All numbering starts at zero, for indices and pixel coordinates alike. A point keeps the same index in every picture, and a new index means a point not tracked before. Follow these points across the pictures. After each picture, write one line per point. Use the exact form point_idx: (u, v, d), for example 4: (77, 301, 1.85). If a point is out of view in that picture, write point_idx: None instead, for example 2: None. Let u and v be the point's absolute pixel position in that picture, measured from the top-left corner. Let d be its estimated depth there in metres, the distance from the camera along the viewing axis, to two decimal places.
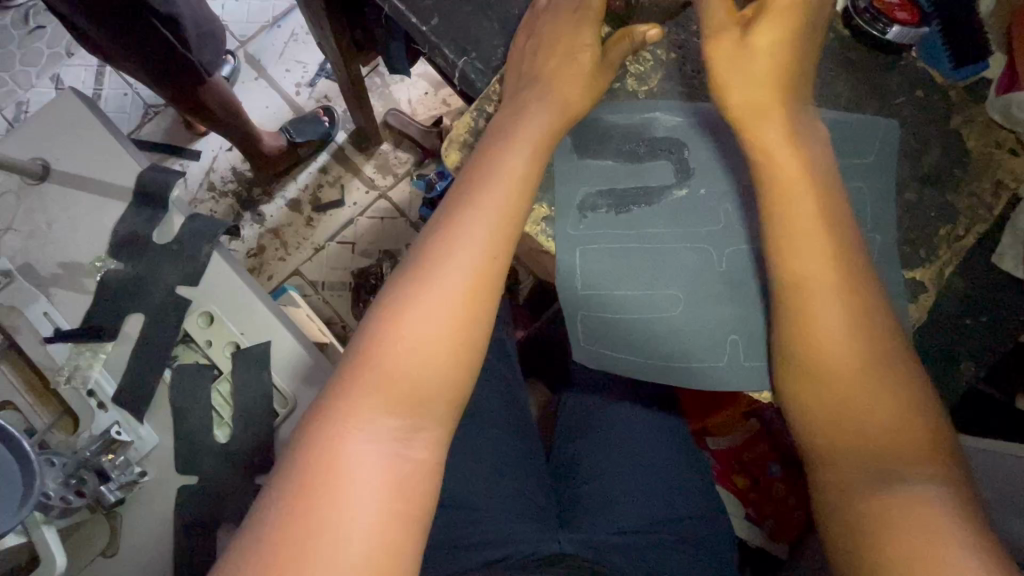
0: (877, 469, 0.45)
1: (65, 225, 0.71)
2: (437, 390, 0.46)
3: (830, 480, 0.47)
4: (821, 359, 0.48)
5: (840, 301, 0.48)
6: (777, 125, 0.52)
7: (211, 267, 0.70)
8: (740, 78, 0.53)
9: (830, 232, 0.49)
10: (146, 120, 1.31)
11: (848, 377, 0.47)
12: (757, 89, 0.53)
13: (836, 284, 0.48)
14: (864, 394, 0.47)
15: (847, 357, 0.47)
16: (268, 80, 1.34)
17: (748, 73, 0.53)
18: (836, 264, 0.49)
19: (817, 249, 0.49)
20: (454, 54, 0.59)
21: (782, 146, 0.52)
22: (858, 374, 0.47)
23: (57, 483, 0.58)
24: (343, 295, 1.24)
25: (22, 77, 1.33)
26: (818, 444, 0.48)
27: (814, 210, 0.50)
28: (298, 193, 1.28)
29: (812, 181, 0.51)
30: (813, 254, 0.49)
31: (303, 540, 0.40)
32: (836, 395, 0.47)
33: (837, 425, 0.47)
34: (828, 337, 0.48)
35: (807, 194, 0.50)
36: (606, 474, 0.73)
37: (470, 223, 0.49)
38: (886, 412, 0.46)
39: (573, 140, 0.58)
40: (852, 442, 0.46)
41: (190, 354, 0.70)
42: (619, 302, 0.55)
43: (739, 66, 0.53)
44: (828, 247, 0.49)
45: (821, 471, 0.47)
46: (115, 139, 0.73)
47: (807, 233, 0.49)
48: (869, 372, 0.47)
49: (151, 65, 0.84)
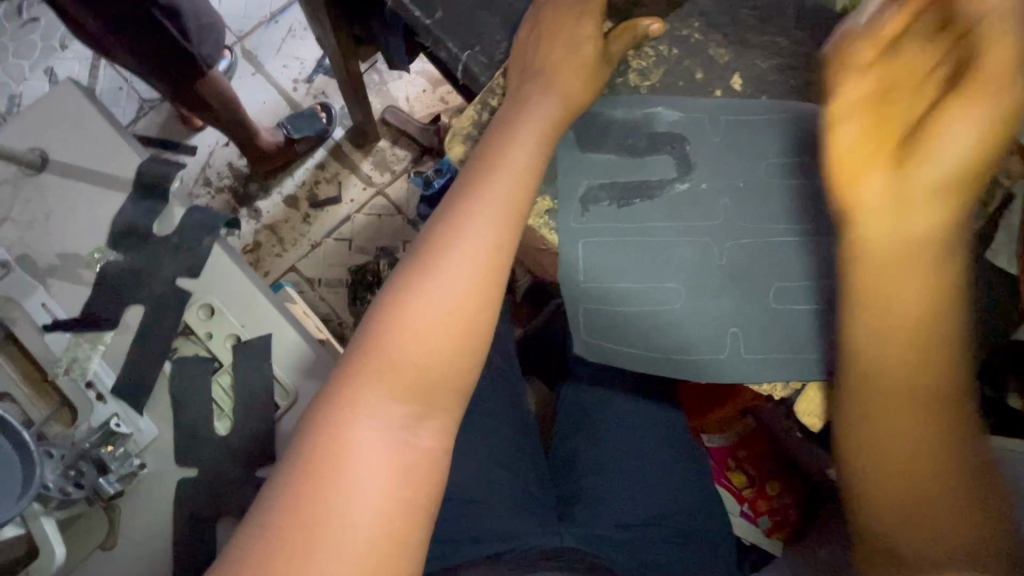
0: (921, 487, 0.45)
1: (61, 216, 0.71)
2: (446, 380, 0.46)
3: (878, 498, 0.46)
4: (877, 380, 0.47)
5: (905, 337, 0.47)
6: (921, 210, 0.47)
7: (211, 260, 0.70)
8: (989, 88, 0.45)
9: (894, 335, 0.47)
10: (142, 114, 1.31)
11: (900, 392, 0.46)
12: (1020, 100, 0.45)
13: (908, 326, 0.47)
14: (915, 413, 0.46)
15: (900, 376, 0.46)
16: (265, 75, 1.34)
17: (1009, 72, 0.45)
18: (911, 313, 0.47)
19: (873, 348, 0.47)
20: (456, 48, 0.60)
21: (866, 243, 0.49)
22: (912, 390, 0.46)
23: (55, 474, 0.58)
24: (339, 292, 1.23)
25: (15, 69, 1.31)
26: (867, 459, 0.47)
27: (892, 267, 0.48)
28: (295, 189, 1.28)
29: (879, 294, 0.48)
30: (895, 317, 0.47)
31: (310, 529, 0.40)
32: (886, 412, 0.46)
33: (886, 442, 0.46)
34: (885, 360, 0.47)
35: (885, 261, 0.48)
36: (606, 469, 0.73)
37: (480, 214, 0.50)
38: (931, 428, 0.46)
39: (575, 134, 0.58)
40: (898, 457, 0.46)
41: (190, 348, 0.70)
42: (620, 294, 0.55)
43: (1005, 57, 0.45)
44: (905, 304, 0.47)
45: (864, 501, 0.47)
46: (115, 131, 0.72)
47: (885, 292, 0.47)
48: (920, 388, 0.46)
49: (147, 56, 0.83)
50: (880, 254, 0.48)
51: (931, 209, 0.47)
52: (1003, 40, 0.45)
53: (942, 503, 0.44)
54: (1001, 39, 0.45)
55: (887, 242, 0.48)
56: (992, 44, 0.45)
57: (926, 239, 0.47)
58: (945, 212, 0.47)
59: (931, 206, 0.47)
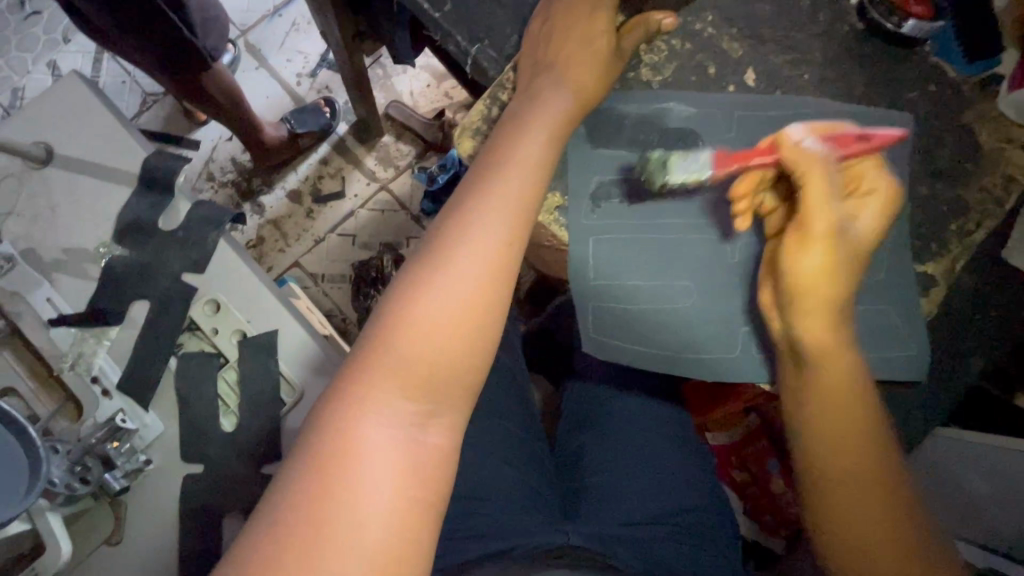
0: (869, 488, 0.48)
1: (66, 210, 0.70)
2: (456, 377, 0.46)
3: (836, 502, 0.49)
4: (821, 395, 0.49)
5: (837, 358, 0.48)
6: (806, 304, 0.48)
7: (218, 255, 0.70)
8: (811, 227, 0.48)
9: (841, 444, 0.49)
10: (145, 108, 1.30)
11: (843, 404, 0.49)
12: (844, 230, 0.48)
13: (838, 351, 0.49)
14: (857, 421, 0.49)
15: (841, 389, 0.49)
16: (268, 69, 1.33)
17: (823, 209, 0.48)
18: (838, 347, 0.48)
19: (820, 446, 0.49)
20: (465, 41, 0.60)
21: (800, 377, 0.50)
22: (850, 401, 0.48)
23: (61, 470, 0.57)
24: (343, 287, 1.23)
25: (18, 63, 1.31)
26: (826, 466, 0.49)
27: (818, 324, 0.48)
28: (298, 184, 1.27)
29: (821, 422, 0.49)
30: (829, 362, 0.48)
31: (320, 527, 0.39)
32: (836, 424, 0.49)
33: (839, 450, 0.49)
34: (827, 376, 0.48)
35: (813, 318, 0.48)
36: (614, 467, 0.73)
37: (489, 209, 0.49)
38: (869, 432, 0.49)
39: (587, 129, 0.57)
40: (851, 462, 0.48)
41: (195, 343, 0.69)
42: (631, 291, 0.55)
43: (815, 199, 0.48)
44: (835, 339, 0.48)
45: (824, 507, 0.49)
46: (120, 125, 0.72)
47: (822, 338, 0.48)
48: (859, 397, 0.49)
49: (152, 49, 0.83)
50: (818, 353, 0.48)
51: (820, 328, 0.48)
52: (816, 183, 0.48)
53: (887, 498, 0.48)
54: (814, 181, 0.48)
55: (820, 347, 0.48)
56: (802, 189, 0.48)
57: (826, 349, 0.48)
58: (811, 310, 0.48)
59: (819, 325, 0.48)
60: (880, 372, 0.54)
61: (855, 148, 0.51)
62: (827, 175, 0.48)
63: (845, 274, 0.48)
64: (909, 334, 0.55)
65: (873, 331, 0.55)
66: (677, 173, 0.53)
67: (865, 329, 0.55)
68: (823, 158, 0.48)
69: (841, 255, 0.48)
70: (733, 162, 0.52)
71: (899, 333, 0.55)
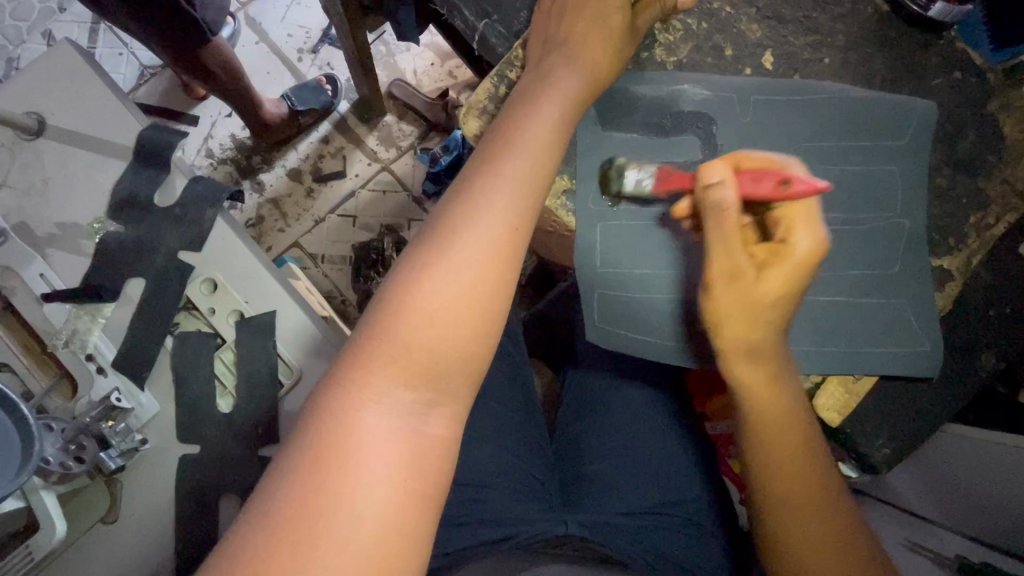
0: (806, 497, 0.49)
1: (60, 183, 0.69)
2: (456, 366, 0.44)
3: (777, 509, 0.50)
4: (761, 412, 0.49)
5: (767, 381, 0.49)
6: (731, 327, 0.47)
7: (214, 233, 0.68)
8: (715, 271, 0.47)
9: (789, 471, 0.49)
10: (142, 81, 1.27)
11: (781, 420, 0.49)
12: (749, 273, 0.46)
13: (769, 376, 0.49)
14: (795, 434, 0.49)
15: (777, 404, 0.49)
16: (268, 43, 1.30)
17: (725, 252, 0.47)
18: (771, 376, 0.49)
19: (763, 457, 0.50)
20: (473, 16, 0.57)
21: (744, 415, 0.50)
22: (785, 418, 0.49)
23: (55, 448, 0.57)
24: (343, 269, 1.21)
25: (12, 31, 1.27)
26: (773, 477, 0.50)
27: (752, 364, 0.48)
28: (298, 162, 1.25)
29: (768, 454, 0.50)
30: (765, 392, 0.49)
31: (312, 522, 0.38)
32: (777, 439, 0.49)
33: (784, 462, 0.49)
34: (763, 395, 0.49)
35: (740, 354, 0.48)
36: (611, 459, 0.72)
37: (492, 194, 0.47)
38: (805, 445, 0.49)
39: (597, 110, 0.55)
40: (791, 472, 0.49)
41: (192, 323, 0.68)
42: (639, 281, 0.54)
43: (715, 241, 0.47)
44: (766, 370, 0.49)
45: (772, 514, 0.50)
46: (114, 96, 0.69)
47: (763, 376, 0.49)
48: (794, 412, 0.49)
49: (147, 19, 0.80)
50: (760, 383, 0.49)
51: (757, 368, 0.49)
52: (716, 224, 0.47)
53: (824, 505, 0.49)
54: (716, 219, 0.47)
55: (764, 383, 0.49)
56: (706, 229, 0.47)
57: (756, 381, 0.49)
58: (748, 337, 0.48)
59: (773, 360, 0.49)
60: (885, 368, 0.54)
61: (774, 190, 0.48)
62: (730, 218, 0.46)
63: (773, 320, 0.47)
64: (920, 328, 0.54)
65: (884, 326, 0.54)
66: (626, 184, 0.53)
67: (873, 323, 0.55)
68: (734, 200, 0.46)
69: (745, 298, 0.47)
70: (674, 182, 0.52)
71: (910, 327, 0.54)
